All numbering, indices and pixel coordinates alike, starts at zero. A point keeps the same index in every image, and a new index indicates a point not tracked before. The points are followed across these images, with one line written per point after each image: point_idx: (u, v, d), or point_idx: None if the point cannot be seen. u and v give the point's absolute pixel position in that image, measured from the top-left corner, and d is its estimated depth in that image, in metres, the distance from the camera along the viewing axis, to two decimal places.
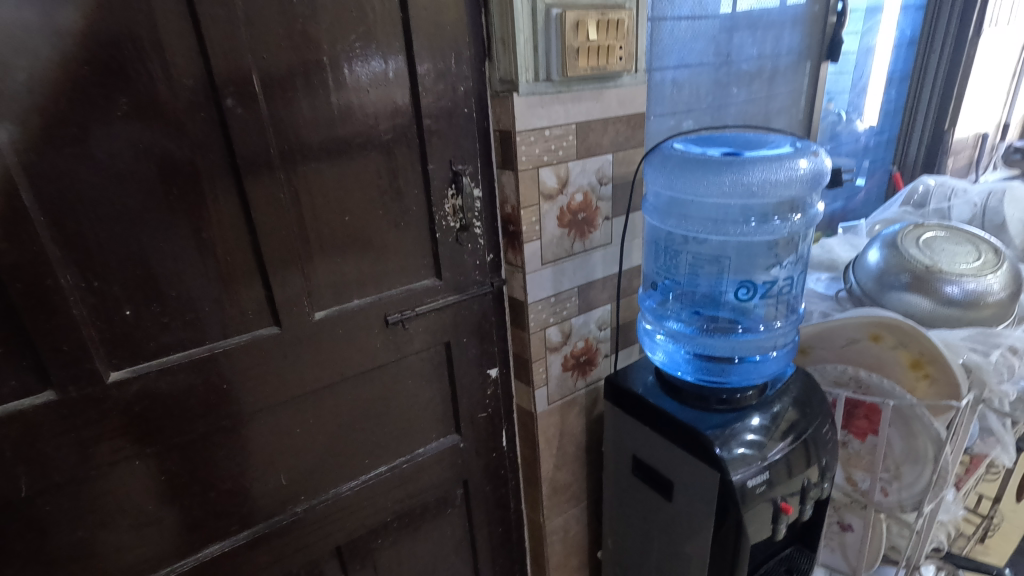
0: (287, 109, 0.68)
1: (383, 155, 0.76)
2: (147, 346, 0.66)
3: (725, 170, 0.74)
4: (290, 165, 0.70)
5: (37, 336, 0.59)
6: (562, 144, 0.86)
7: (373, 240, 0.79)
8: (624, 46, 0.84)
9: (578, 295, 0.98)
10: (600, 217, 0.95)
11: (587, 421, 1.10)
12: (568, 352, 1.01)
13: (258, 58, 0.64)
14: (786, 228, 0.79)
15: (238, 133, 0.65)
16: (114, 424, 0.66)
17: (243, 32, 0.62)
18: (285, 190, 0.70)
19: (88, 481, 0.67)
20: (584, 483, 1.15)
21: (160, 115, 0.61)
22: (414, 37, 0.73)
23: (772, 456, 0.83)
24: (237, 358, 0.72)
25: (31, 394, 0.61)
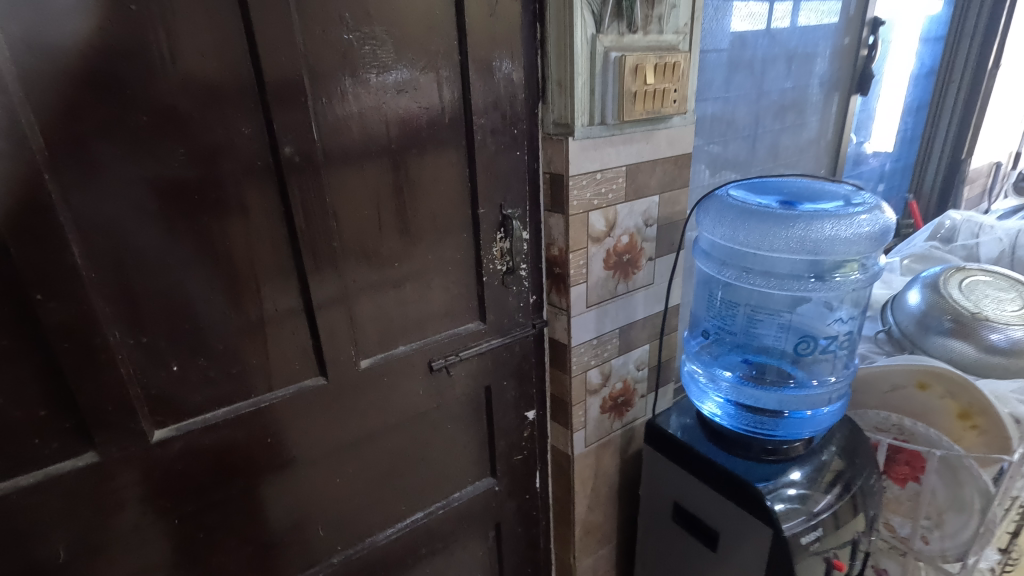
0: (345, 155, 0.65)
1: (435, 199, 0.74)
2: (192, 402, 0.63)
3: (790, 227, 0.72)
4: (344, 213, 0.67)
5: (83, 397, 0.56)
6: (612, 186, 0.84)
7: (420, 284, 0.77)
8: (678, 89, 0.83)
9: (619, 336, 0.96)
10: (644, 258, 0.93)
11: (621, 461, 1.08)
12: (606, 394, 0.99)
13: (318, 104, 0.61)
14: (847, 287, 0.78)
15: (295, 183, 0.62)
16: (154, 484, 0.63)
17: (305, 78, 0.59)
18: (338, 237, 0.67)
19: (126, 544, 0.63)
20: (615, 523, 1.12)
21: (217, 165, 0.58)
22: (472, 79, 0.71)
23: (820, 511, 0.80)
24: (281, 410, 0.69)
25: (72, 456, 0.58)
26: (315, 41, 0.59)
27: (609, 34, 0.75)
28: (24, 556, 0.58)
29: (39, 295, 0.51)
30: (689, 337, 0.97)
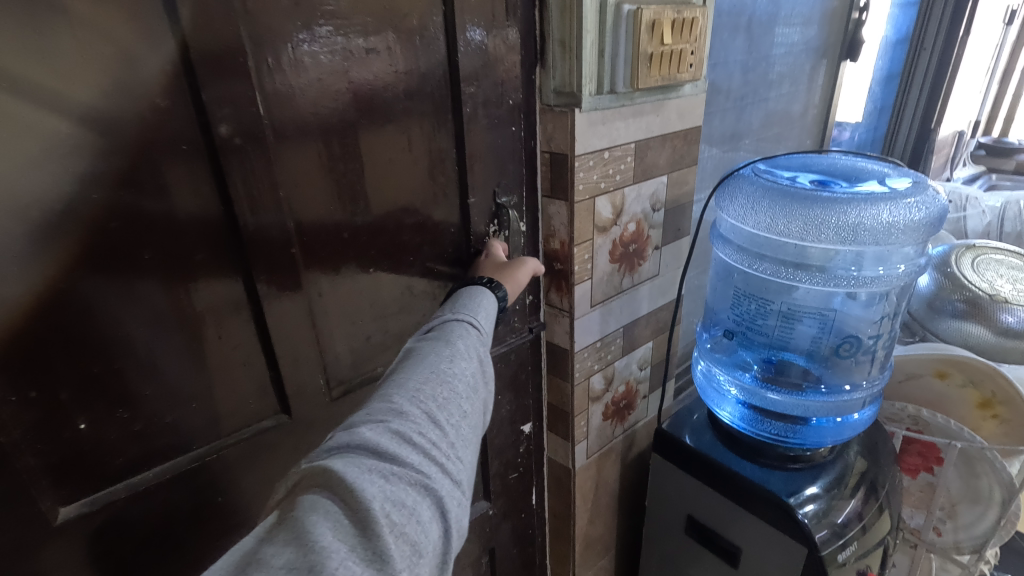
0: (301, 134, 0.50)
1: (416, 186, 0.60)
2: (110, 468, 0.47)
3: (833, 211, 0.65)
4: (304, 212, 0.52)
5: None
6: (620, 167, 0.72)
7: (397, 293, 0.63)
8: (694, 50, 0.71)
9: (623, 335, 0.85)
10: (651, 247, 0.83)
11: (623, 467, 0.99)
12: (609, 399, 0.89)
13: (263, 69, 0.46)
14: (884, 277, 0.72)
15: (236, 172, 0.46)
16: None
17: (244, 31, 0.44)
18: (298, 242, 0.52)
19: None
20: (614, 531, 1.04)
21: (121, 148, 0.41)
22: (458, 38, 0.57)
23: (846, 521, 0.72)
24: (232, 460, 0.54)
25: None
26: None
27: None
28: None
29: None
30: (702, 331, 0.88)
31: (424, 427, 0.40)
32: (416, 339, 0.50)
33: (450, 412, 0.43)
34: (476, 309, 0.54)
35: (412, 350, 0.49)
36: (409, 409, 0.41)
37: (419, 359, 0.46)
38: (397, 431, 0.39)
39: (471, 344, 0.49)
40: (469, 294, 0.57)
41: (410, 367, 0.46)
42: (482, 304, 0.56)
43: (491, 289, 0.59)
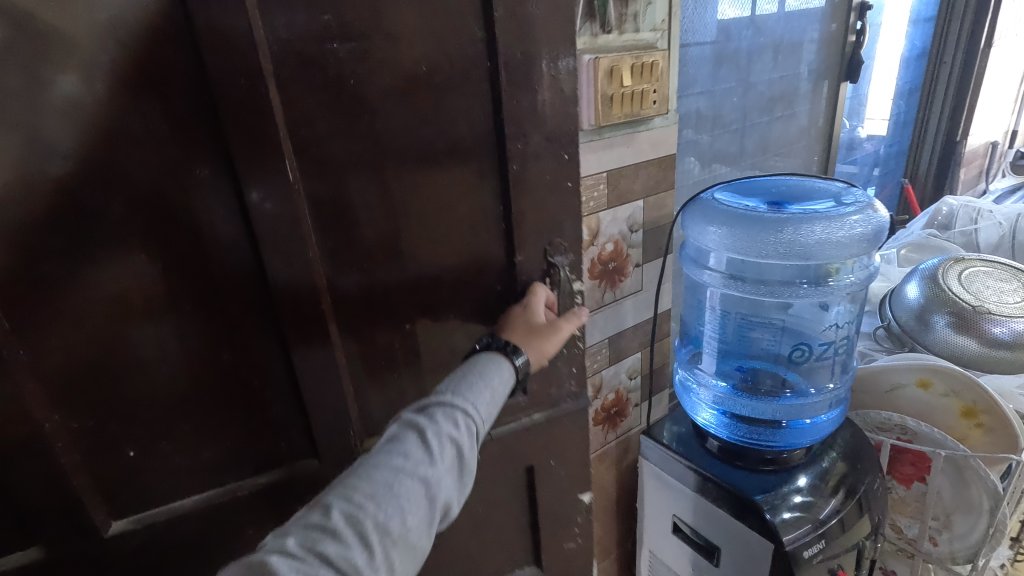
0: (330, 193, 0.51)
1: (458, 245, 0.58)
2: (156, 487, 0.54)
3: (782, 230, 0.71)
4: (333, 269, 0.53)
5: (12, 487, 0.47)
6: (594, 194, 0.81)
7: (439, 353, 0.61)
8: (658, 89, 0.79)
9: (609, 345, 0.93)
10: (631, 265, 0.90)
11: (619, 471, 1.05)
12: (599, 405, 0.96)
13: (293, 136, 0.48)
14: (837, 286, 0.78)
15: (263, 233, 0.49)
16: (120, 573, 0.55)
17: (275, 100, 0.46)
18: (328, 300, 0.54)
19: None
20: (615, 533, 1.09)
21: (160, 214, 0.46)
22: (505, 89, 0.54)
23: (826, 518, 0.76)
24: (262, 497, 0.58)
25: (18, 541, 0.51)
26: (289, 51, 0.45)
27: (582, 37, 0.71)
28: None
29: None
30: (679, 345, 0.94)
31: (352, 551, 0.43)
32: (402, 422, 0.52)
33: (388, 531, 0.45)
34: (476, 397, 0.53)
35: (391, 437, 0.51)
36: (344, 531, 0.44)
37: (383, 461, 0.48)
38: (324, 554, 0.42)
39: (444, 451, 0.50)
40: (476, 370, 0.55)
41: (373, 467, 0.48)
42: (482, 389, 0.54)
43: (508, 359, 0.57)
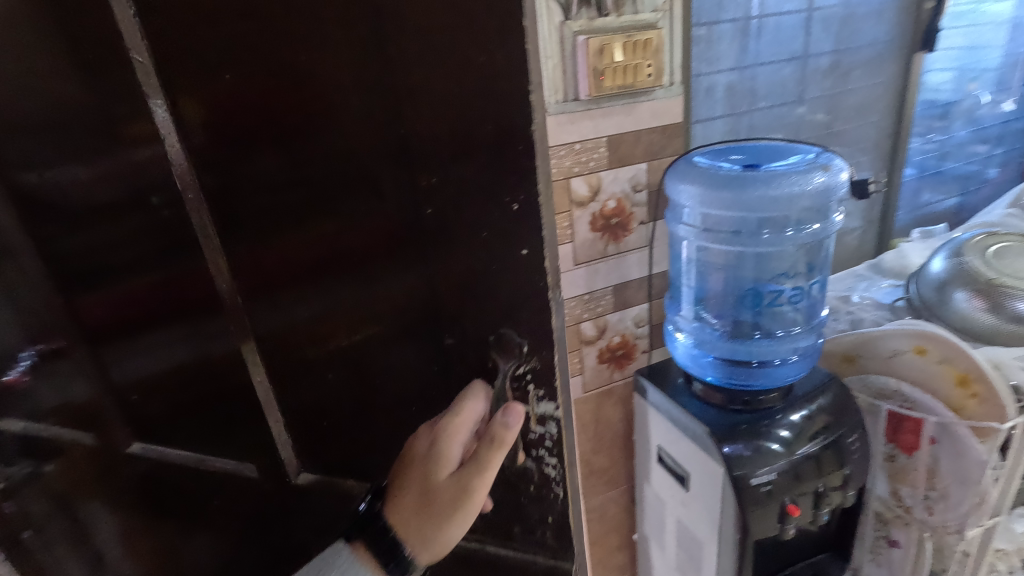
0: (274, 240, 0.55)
1: (409, 299, 0.56)
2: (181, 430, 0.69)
3: (747, 185, 0.88)
4: (284, 298, 0.58)
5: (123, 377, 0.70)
6: (594, 155, 0.94)
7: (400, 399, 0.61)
8: (652, 63, 0.90)
9: (613, 293, 1.06)
10: (635, 221, 1.02)
11: (626, 410, 1.17)
12: (604, 346, 1.09)
13: (231, 181, 0.53)
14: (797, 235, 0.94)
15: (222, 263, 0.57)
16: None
17: (216, 158, 0.52)
18: (285, 328, 0.60)
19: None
20: (623, 467, 1.22)
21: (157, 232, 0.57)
22: (426, 138, 0.47)
23: (800, 454, 0.86)
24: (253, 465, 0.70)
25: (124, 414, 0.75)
26: (209, 115, 0.49)
27: (579, 20, 0.84)
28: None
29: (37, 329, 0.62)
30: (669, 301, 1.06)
31: None
32: None
33: None
34: None
35: None
36: None
37: None
38: None
39: None
40: None
41: None
42: None
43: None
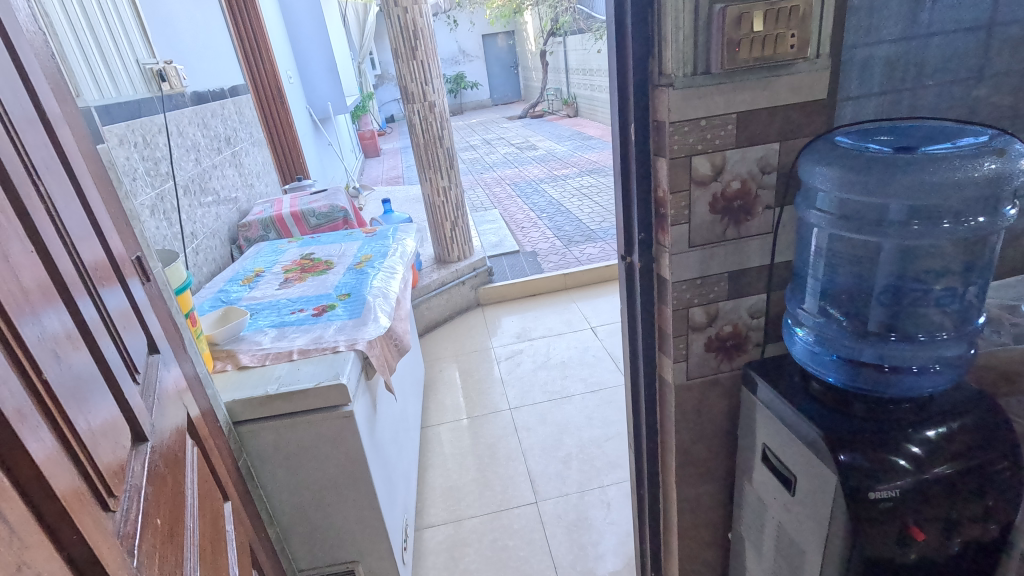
0: None
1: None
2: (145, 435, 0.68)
3: (906, 170, 0.83)
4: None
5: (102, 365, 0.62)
6: (721, 133, 0.89)
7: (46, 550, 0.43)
8: (797, 33, 0.83)
9: (728, 280, 1.00)
10: (760, 205, 0.95)
11: (731, 404, 1.12)
12: (713, 334, 1.05)
13: None
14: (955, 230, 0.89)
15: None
16: (157, 500, 0.66)
17: None
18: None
19: (176, 510, 0.72)
20: (722, 462, 1.17)
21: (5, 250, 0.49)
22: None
23: (929, 475, 0.78)
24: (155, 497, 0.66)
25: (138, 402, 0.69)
26: None
27: None
28: (180, 442, 0.83)
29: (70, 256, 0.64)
30: (791, 294, 1.03)
31: None
32: None
33: None
34: None
35: None
36: None
37: None
38: None
39: None
40: None
41: None
42: None
43: None
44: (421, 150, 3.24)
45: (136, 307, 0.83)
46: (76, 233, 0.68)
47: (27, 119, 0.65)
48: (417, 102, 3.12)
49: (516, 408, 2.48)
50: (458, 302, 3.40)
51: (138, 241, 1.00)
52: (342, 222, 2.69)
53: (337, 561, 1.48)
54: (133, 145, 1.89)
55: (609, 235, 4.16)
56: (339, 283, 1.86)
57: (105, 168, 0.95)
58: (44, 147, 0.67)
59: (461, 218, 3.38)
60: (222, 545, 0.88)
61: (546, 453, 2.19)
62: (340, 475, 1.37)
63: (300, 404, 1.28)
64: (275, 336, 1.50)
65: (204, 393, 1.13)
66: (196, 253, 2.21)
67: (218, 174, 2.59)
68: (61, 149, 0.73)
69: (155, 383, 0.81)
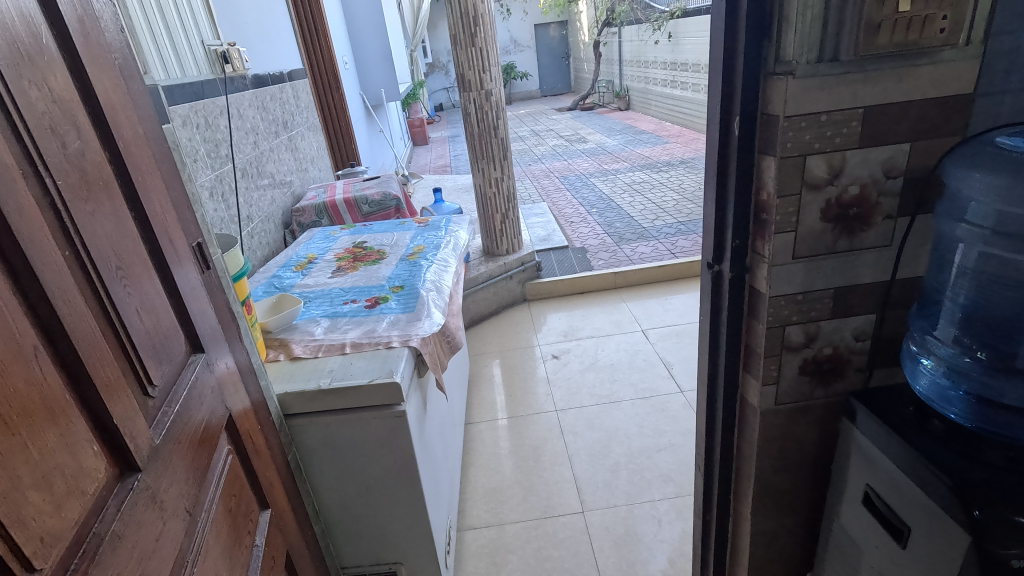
0: None
1: None
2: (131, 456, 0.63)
3: None
4: None
5: (61, 393, 0.55)
6: (843, 130, 0.78)
7: None
8: (948, 15, 0.71)
9: (833, 297, 0.89)
10: (879, 214, 0.84)
11: (823, 433, 1.00)
12: (809, 355, 0.93)
13: None
14: None
15: None
16: (133, 544, 0.59)
17: None
18: None
19: (167, 547, 0.65)
20: (805, 496, 1.06)
21: None
22: None
23: None
24: (125, 531, 0.59)
25: (126, 430, 0.63)
26: None
27: None
28: (203, 447, 0.78)
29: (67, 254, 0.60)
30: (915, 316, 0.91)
31: None
32: None
33: None
34: None
35: None
36: None
37: None
38: None
39: None
40: None
41: None
42: None
43: None
44: (475, 140, 3.17)
45: (170, 299, 0.80)
46: (85, 232, 0.63)
47: (37, 105, 0.59)
48: (473, 90, 3.05)
49: (562, 410, 2.40)
50: (504, 297, 3.34)
51: (200, 226, 0.97)
52: (393, 211, 2.66)
53: (380, 562, 1.44)
54: (195, 126, 1.88)
55: (661, 234, 4.01)
56: (391, 274, 1.82)
57: (170, 151, 0.91)
58: (58, 136, 0.62)
59: (511, 210, 3.31)
60: (238, 566, 0.83)
61: (593, 460, 2.11)
62: (388, 475, 1.32)
63: (351, 401, 1.23)
64: (329, 327, 1.46)
65: (258, 385, 1.09)
66: (251, 236, 2.21)
67: (274, 158, 2.59)
68: (89, 136, 0.68)
69: (179, 383, 0.77)
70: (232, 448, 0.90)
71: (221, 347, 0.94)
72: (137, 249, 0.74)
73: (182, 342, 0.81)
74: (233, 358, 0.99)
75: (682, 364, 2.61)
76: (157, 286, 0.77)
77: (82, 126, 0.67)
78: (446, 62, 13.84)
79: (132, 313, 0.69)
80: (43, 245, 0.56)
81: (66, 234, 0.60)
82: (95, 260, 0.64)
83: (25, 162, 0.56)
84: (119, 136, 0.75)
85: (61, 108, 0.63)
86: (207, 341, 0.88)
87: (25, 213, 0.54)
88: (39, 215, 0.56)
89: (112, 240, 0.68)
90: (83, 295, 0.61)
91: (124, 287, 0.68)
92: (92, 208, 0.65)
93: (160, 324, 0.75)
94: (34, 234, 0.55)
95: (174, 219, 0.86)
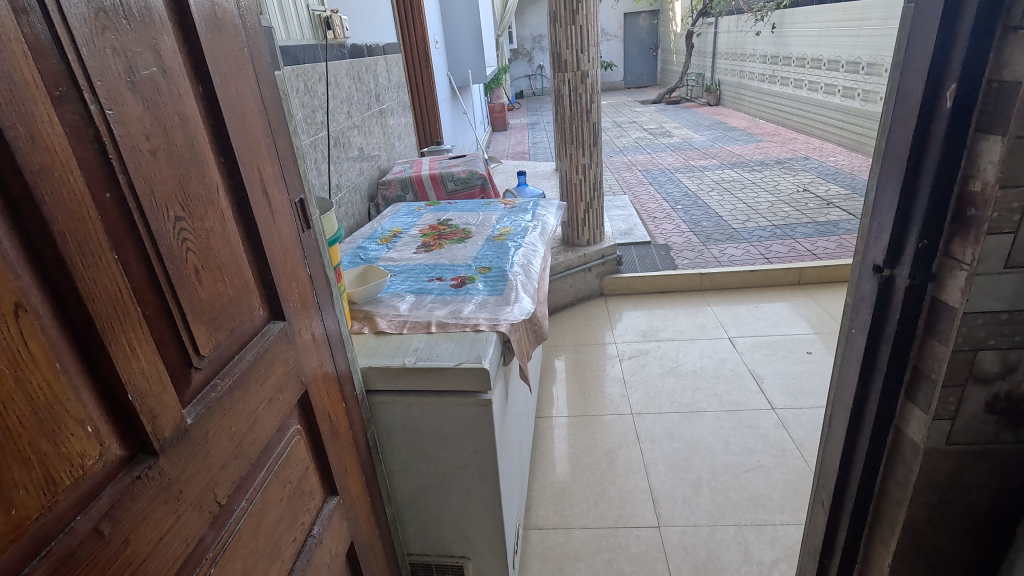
0: None
1: None
2: (147, 441, 0.52)
3: None
4: None
5: (51, 361, 0.45)
6: None
7: None
8: None
9: None
10: None
11: (1001, 487, 0.82)
12: (1003, 390, 0.75)
13: None
14: None
15: None
16: (123, 544, 0.49)
17: None
18: None
19: (176, 547, 0.55)
20: (964, 557, 0.87)
21: None
22: None
23: None
24: (115, 532, 0.48)
25: (145, 407, 0.52)
26: None
27: None
28: (262, 426, 0.71)
29: (105, 195, 0.50)
30: None
31: None
32: None
33: None
34: None
35: None
36: None
37: None
38: None
39: None
40: None
41: None
42: None
43: None
44: (566, 124, 3.04)
45: (247, 259, 0.72)
46: (136, 171, 0.54)
47: (100, 21, 0.51)
48: (569, 70, 2.93)
49: (638, 414, 2.25)
50: (582, 289, 3.21)
51: (303, 182, 0.91)
52: (478, 190, 2.58)
53: (447, 553, 1.36)
54: (294, 90, 1.87)
55: (753, 236, 3.73)
56: (476, 254, 1.73)
57: (280, 98, 0.85)
58: (122, 60, 0.53)
59: (596, 199, 3.17)
60: (280, 560, 0.74)
61: (672, 472, 1.95)
62: (468, 467, 1.24)
63: (436, 383, 1.15)
64: (414, 303, 1.39)
65: (344, 357, 1.03)
66: (338, 206, 2.20)
67: (365, 130, 2.58)
68: (171, 67, 0.60)
69: (246, 352, 0.69)
70: (301, 427, 0.83)
71: (309, 313, 0.88)
72: (206, 197, 0.64)
73: (256, 306, 0.73)
74: (323, 326, 0.93)
75: (774, 379, 2.39)
76: (234, 243, 0.69)
77: (161, 52, 0.59)
78: (531, 49, 13.69)
79: (180, 270, 0.59)
80: (61, 181, 0.45)
81: (105, 173, 0.51)
82: (141, 206, 0.54)
83: (65, 83, 0.47)
84: (215, 71, 0.67)
85: (135, 28, 0.55)
86: (290, 309, 0.81)
87: (49, 142, 0.44)
88: (68, 146, 0.46)
89: (177, 185, 0.60)
90: (115, 247, 0.51)
91: (178, 242, 0.59)
92: (154, 147, 0.57)
93: (223, 286, 0.66)
94: (52, 167, 0.44)
95: (272, 170, 0.79)
